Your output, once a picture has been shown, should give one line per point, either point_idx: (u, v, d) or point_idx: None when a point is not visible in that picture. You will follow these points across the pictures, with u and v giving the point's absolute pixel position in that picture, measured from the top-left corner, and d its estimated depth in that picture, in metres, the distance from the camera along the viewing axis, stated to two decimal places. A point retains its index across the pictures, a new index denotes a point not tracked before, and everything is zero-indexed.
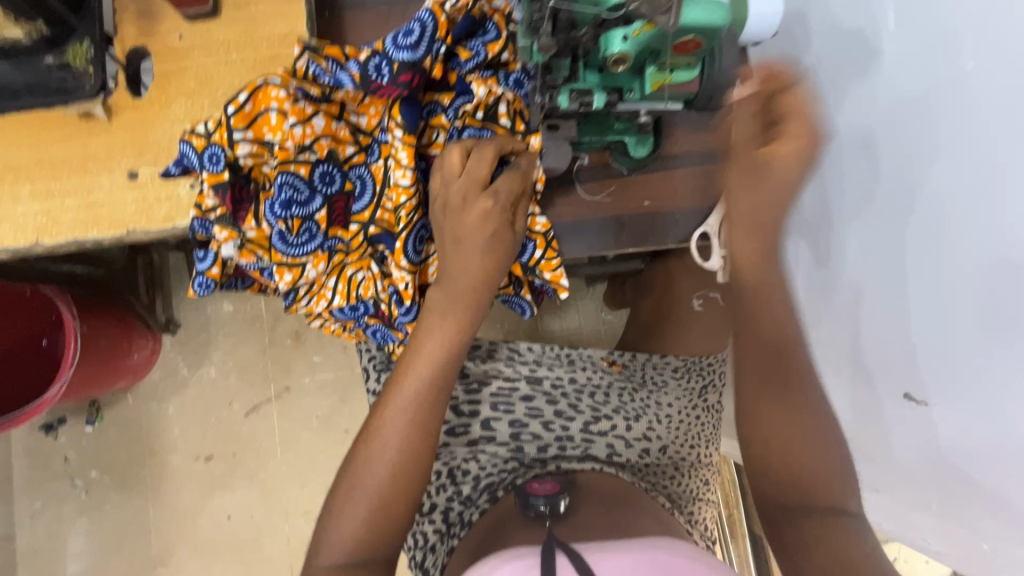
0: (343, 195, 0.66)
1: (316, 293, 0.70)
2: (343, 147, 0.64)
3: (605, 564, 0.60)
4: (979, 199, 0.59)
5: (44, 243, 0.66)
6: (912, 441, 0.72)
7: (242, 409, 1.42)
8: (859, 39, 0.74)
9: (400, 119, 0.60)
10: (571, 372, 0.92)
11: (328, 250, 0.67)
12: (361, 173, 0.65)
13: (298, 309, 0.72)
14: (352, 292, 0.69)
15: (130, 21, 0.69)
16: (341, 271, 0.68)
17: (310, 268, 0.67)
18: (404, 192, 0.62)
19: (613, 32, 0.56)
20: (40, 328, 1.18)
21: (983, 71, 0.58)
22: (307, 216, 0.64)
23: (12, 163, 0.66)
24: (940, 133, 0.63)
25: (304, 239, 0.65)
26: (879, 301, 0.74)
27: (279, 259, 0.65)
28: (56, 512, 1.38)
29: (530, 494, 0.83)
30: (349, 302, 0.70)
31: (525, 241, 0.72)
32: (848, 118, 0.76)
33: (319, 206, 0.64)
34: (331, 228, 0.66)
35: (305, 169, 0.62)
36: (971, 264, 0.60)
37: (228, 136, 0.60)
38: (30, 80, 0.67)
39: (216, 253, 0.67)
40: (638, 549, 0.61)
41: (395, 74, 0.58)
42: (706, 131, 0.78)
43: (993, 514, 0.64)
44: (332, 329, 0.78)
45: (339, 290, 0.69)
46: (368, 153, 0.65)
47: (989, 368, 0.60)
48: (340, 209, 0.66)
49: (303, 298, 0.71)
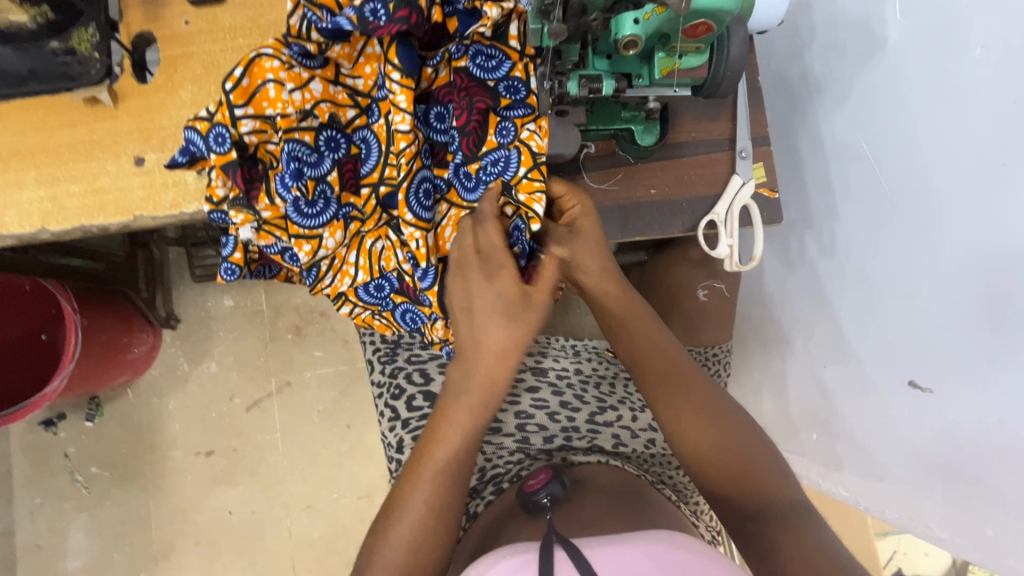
0: (351, 160, 0.65)
1: (339, 269, 0.69)
2: (344, 111, 0.64)
3: (605, 559, 0.54)
4: (986, 188, 0.66)
5: (50, 230, 0.65)
6: (917, 425, 0.77)
7: (243, 403, 1.41)
8: (865, 28, 0.79)
9: (398, 61, 0.59)
10: (576, 364, 0.96)
11: (344, 219, 0.66)
12: (364, 135, 0.64)
13: (324, 290, 0.71)
14: (375, 266, 0.68)
15: (135, 6, 0.68)
16: (360, 243, 0.67)
17: (328, 238, 0.66)
18: (404, 138, 0.60)
19: (624, 16, 0.56)
20: (39, 322, 1.17)
21: (989, 57, 0.64)
22: (319, 178, 0.63)
23: (17, 150, 0.65)
24: (951, 124, 0.69)
25: (318, 207, 0.64)
26: (883, 289, 0.80)
27: (296, 232, 0.64)
28: (56, 507, 1.38)
29: (531, 492, 0.79)
30: (373, 277, 0.68)
31: (505, 153, 0.64)
32: (841, 123, 0.85)
33: (330, 168, 0.64)
34: (344, 195, 0.65)
35: (309, 135, 0.62)
36: (980, 250, 0.67)
37: (230, 115, 0.60)
38: (34, 66, 0.66)
39: (238, 238, 0.67)
40: (639, 540, 0.56)
41: (392, 12, 0.56)
42: (711, 118, 0.77)
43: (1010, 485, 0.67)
44: (364, 319, 0.75)
45: (361, 265, 0.68)
46: (369, 114, 0.64)
47: (997, 353, 0.66)
48: (350, 173, 0.65)
49: (326, 276, 0.70)
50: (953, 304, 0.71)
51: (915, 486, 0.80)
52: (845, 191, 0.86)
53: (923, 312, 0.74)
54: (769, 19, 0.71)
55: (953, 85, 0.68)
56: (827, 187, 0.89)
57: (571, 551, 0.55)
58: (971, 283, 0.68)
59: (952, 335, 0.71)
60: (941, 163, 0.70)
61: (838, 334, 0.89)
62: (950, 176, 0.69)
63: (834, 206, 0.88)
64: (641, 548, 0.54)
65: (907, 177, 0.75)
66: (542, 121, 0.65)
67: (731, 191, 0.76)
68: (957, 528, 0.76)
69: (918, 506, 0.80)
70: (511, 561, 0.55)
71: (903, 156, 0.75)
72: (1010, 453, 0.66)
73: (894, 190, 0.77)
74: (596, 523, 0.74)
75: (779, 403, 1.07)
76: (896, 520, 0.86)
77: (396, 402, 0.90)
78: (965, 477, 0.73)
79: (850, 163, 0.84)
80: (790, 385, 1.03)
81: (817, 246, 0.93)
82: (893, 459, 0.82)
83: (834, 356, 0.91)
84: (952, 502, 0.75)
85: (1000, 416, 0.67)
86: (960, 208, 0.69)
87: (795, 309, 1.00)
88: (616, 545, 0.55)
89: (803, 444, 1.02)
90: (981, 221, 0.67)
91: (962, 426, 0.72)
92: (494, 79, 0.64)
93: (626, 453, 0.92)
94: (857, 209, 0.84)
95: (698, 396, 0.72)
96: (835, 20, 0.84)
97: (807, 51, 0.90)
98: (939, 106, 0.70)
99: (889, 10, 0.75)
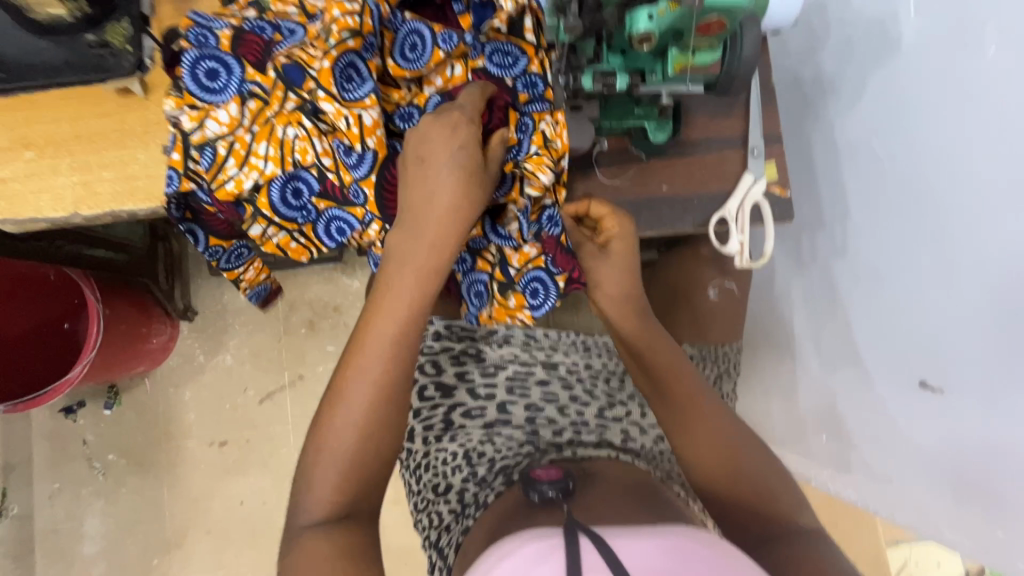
0: (265, 42, 0.62)
1: (247, 163, 0.62)
2: (286, 9, 0.65)
3: (627, 549, 0.53)
4: (1008, 191, 0.65)
5: (82, 214, 0.68)
6: (930, 424, 0.77)
7: (257, 395, 1.44)
8: (880, 29, 0.80)
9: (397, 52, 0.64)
10: (587, 359, 0.96)
11: (244, 96, 0.61)
12: (294, 29, 0.63)
13: (225, 184, 0.62)
14: (287, 158, 0.62)
15: (168, 2, 0.70)
16: (269, 131, 0.62)
17: (226, 114, 0.61)
18: (339, 7, 0.59)
19: (638, 11, 0.58)
20: (62, 312, 1.21)
21: (1005, 53, 0.64)
22: (218, 54, 0.61)
23: (51, 137, 0.68)
24: (970, 118, 0.68)
25: (219, 83, 0.61)
26: (896, 287, 0.80)
27: (191, 103, 0.61)
28: (74, 493, 1.41)
29: (535, 481, 0.79)
30: (285, 170, 0.63)
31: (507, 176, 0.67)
32: (857, 122, 0.85)
33: (228, 36, 0.62)
34: (250, 71, 0.61)
35: (238, 21, 0.63)
36: (995, 246, 0.67)
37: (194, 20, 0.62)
38: (70, 57, 0.67)
39: (176, 136, 0.62)
40: (660, 535, 0.55)
41: None
42: (724, 117, 0.78)
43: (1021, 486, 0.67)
44: (278, 244, 0.67)
45: (271, 157, 0.62)
46: (312, 18, 0.64)
47: (1016, 351, 0.65)
48: (255, 49, 0.62)
49: (229, 162, 0.62)
50: (969, 301, 0.70)
51: (927, 488, 0.80)
52: (856, 193, 0.86)
53: (937, 310, 0.74)
54: (785, 17, 0.72)
55: (973, 81, 0.68)
56: (839, 188, 0.90)
57: (596, 541, 0.54)
58: (985, 281, 0.68)
59: (967, 335, 0.70)
60: (953, 163, 0.71)
61: (850, 337, 0.89)
62: (970, 170, 0.69)
63: (847, 206, 0.88)
64: (663, 541, 0.54)
65: (925, 173, 0.74)
66: (559, 114, 0.67)
67: (744, 187, 0.76)
68: (967, 529, 0.75)
69: (930, 507, 0.80)
70: (532, 550, 0.55)
71: (924, 152, 0.74)
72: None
73: (908, 189, 0.77)
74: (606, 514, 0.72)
75: (789, 404, 1.07)
76: (908, 523, 0.86)
77: (407, 392, 0.90)
78: (976, 478, 0.72)
79: (864, 162, 0.84)
80: (801, 384, 1.02)
81: (829, 247, 0.93)
82: (904, 459, 0.82)
83: (844, 357, 0.91)
84: (964, 503, 0.75)
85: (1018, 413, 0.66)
86: (977, 206, 0.68)
87: (803, 310, 1.00)
88: (640, 537, 0.54)
89: (811, 445, 1.02)
90: (984, 228, 0.68)
91: (976, 426, 0.71)
92: (512, 73, 0.66)
93: (636, 449, 0.92)
94: (869, 211, 0.84)
95: (712, 423, 0.75)
96: (849, 21, 0.84)
97: (821, 51, 0.91)
98: (951, 109, 0.70)
99: (905, 10, 0.76)
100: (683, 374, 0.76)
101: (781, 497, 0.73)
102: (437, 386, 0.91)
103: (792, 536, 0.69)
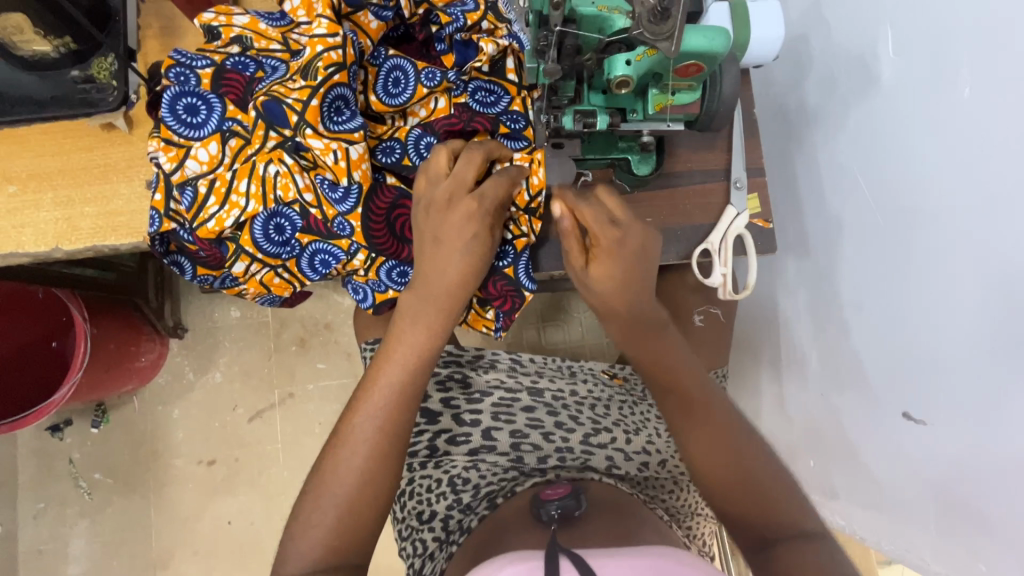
0: (249, 80, 0.63)
1: (227, 200, 0.63)
2: (264, 41, 0.64)
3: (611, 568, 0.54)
4: (994, 216, 0.64)
5: (64, 249, 0.68)
6: (912, 456, 0.77)
7: (246, 414, 1.43)
8: (859, 63, 0.81)
9: (377, 91, 0.66)
10: (572, 385, 0.96)
11: (225, 134, 0.62)
12: (274, 64, 0.63)
13: (207, 223, 0.63)
14: (269, 195, 0.63)
15: (153, 37, 0.71)
16: (249, 169, 0.62)
17: (204, 151, 0.62)
18: (319, 43, 0.61)
19: (615, 58, 0.59)
20: (50, 330, 1.20)
21: (977, 95, 0.65)
22: (201, 93, 0.62)
23: (34, 171, 0.68)
24: (945, 151, 0.69)
25: (200, 120, 0.62)
26: (880, 318, 0.80)
27: (168, 137, 0.62)
28: (59, 512, 1.40)
29: (543, 501, 0.81)
30: (266, 207, 0.63)
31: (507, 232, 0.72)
32: (839, 152, 0.86)
33: (209, 74, 0.62)
34: (231, 109, 0.62)
35: (220, 57, 0.64)
36: (979, 279, 0.66)
37: (177, 58, 0.62)
38: (55, 92, 0.68)
39: (158, 177, 0.63)
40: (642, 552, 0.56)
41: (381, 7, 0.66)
42: (707, 149, 0.79)
43: (1000, 524, 0.67)
44: (261, 280, 0.67)
45: (252, 193, 0.63)
46: (293, 53, 0.64)
47: (1001, 381, 0.65)
48: (236, 88, 0.63)
49: (207, 199, 0.62)
50: (956, 330, 0.69)
51: (910, 520, 0.80)
52: (839, 222, 0.87)
53: (921, 341, 0.74)
54: (764, 54, 0.73)
55: (946, 119, 0.69)
56: (824, 215, 0.90)
57: (577, 560, 0.55)
58: (968, 312, 0.68)
59: (950, 367, 0.71)
60: (934, 200, 0.71)
61: (837, 364, 0.89)
62: (947, 204, 0.69)
63: (834, 235, 0.88)
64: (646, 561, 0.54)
65: (904, 207, 0.75)
66: (538, 152, 0.70)
67: (726, 221, 0.77)
68: (951, 562, 0.75)
69: (913, 535, 0.80)
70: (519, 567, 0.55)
71: (910, 184, 0.74)
72: (1006, 479, 0.65)
73: (890, 221, 0.77)
74: (589, 535, 0.74)
75: (778, 427, 1.07)
76: (891, 552, 0.86)
77: None
78: (958, 508, 0.72)
79: (849, 191, 0.84)
80: (788, 407, 1.03)
81: (813, 274, 0.94)
82: (888, 490, 0.82)
83: (831, 383, 0.91)
84: (947, 535, 0.75)
85: (997, 444, 0.66)
86: (957, 241, 0.69)
87: (789, 333, 1.01)
88: (622, 555, 0.55)
89: (799, 470, 1.02)
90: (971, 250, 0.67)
91: (958, 458, 0.71)
92: (493, 112, 0.69)
93: (621, 474, 0.92)
94: (855, 239, 0.84)
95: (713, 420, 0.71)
96: (832, 54, 0.86)
97: (804, 81, 0.92)
98: (930, 148, 0.71)
99: (882, 48, 0.77)
100: (683, 372, 0.74)
101: (793, 498, 0.68)
102: (422, 413, 0.89)
103: (803, 539, 0.64)
